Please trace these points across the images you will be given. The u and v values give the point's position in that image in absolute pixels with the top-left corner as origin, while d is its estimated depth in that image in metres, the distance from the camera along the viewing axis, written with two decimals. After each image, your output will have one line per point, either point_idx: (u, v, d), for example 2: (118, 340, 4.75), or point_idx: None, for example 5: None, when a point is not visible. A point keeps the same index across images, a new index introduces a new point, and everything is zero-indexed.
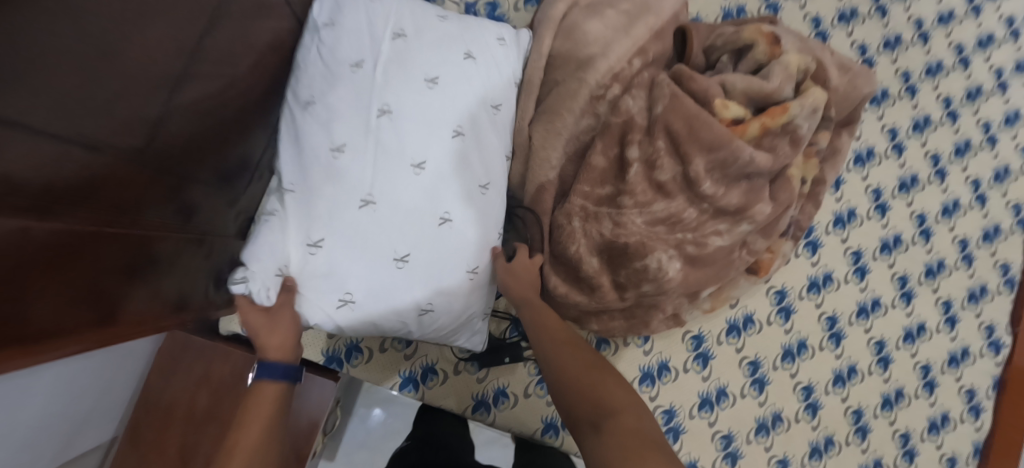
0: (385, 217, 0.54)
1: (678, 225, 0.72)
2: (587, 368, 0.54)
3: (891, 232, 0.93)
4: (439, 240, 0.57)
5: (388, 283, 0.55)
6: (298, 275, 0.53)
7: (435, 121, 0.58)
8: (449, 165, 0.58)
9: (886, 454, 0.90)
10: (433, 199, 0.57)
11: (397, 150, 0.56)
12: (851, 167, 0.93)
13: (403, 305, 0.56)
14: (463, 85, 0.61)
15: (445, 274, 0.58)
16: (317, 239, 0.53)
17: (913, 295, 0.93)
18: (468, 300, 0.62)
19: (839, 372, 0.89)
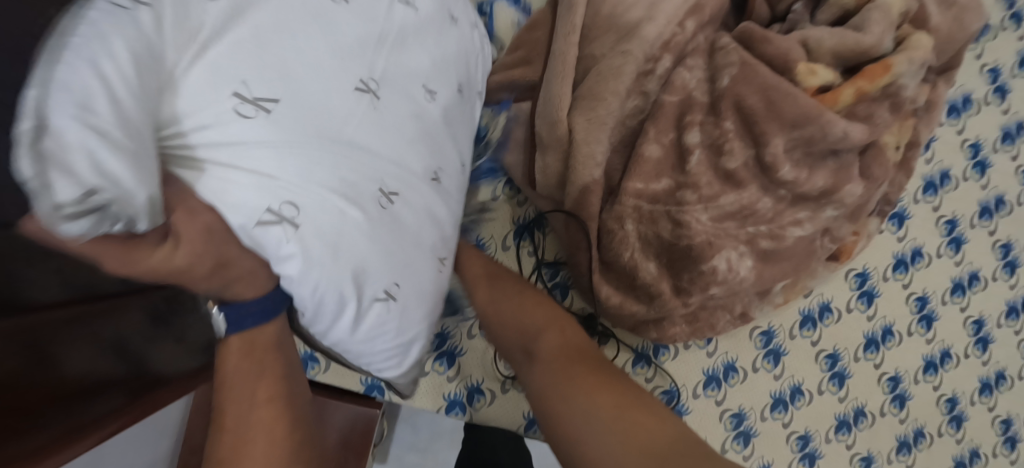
0: (385, 127, 0.35)
1: (752, 218, 0.60)
2: (513, 298, 0.59)
3: (992, 193, 0.80)
4: (428, 204, 0.40)
5: (377, 238, 0.35)
6: (205, 159, 0.27)
7: (448, 58, 0.42)
8: (449, 116, 0.43)
9: (984, 444, 0.81)
10: (432, 144, 0.40)
11: (409, 52, 0.38)
12: (945, 121, 0.79)
13: (376, 278, 0.35)
14: (472, 43, 0.48)
15: (421, 253, 0.40)
16: (265, 102, 0.28)
17: (1018, 264, 0.81)
18: (427, 308, 0.43)
19: (931, 358, 0.79)
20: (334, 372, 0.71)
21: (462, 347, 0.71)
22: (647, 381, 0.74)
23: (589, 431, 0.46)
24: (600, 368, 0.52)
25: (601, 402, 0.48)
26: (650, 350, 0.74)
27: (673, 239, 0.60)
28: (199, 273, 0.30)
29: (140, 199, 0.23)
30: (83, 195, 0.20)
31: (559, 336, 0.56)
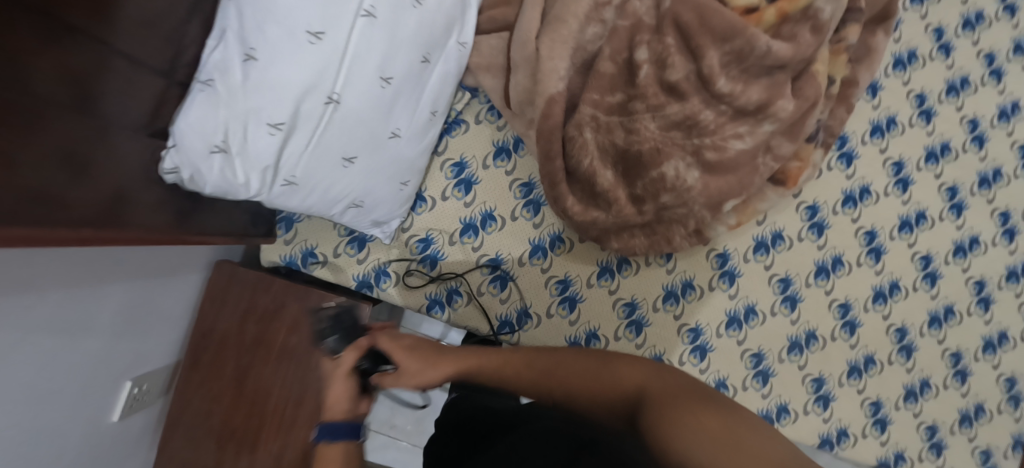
0: (344, 118, 0.62)
1: (694, 132, 0.70)
2: (584, 363, 0.53)
3: (937, 140, 0.87)
4: (383, 150, 0.68)
5: (338, 177, 0.65)
6: (251, 154, 0.57)
7: (406, 44, 0.65)
8: (407, 86, 0.67)
9: (935, 375, 0.86)
10: (388, 115, 0.66)
11: (365, 58, 0.61)
12: (891, 72, 0.87)
13: (339, 195, 0.67)
14: (439, 14, 0.67)
15: (382, 181, 0.70)
16: (276, 123, 0.57)
17: (964, 207, 0.87)
18: (392, 206, 0.74)
19: (880, 289, 0.85)
20: (330, 269, 0.80)
21: (444, 251, 0.79)
22: (610, 293, 0.82)
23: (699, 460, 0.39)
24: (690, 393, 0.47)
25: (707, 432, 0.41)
26: (614, 264, 0.82)
27: (627, 146, 0.70)
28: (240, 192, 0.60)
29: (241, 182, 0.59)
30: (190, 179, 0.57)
31: (630, 372, 0.51)
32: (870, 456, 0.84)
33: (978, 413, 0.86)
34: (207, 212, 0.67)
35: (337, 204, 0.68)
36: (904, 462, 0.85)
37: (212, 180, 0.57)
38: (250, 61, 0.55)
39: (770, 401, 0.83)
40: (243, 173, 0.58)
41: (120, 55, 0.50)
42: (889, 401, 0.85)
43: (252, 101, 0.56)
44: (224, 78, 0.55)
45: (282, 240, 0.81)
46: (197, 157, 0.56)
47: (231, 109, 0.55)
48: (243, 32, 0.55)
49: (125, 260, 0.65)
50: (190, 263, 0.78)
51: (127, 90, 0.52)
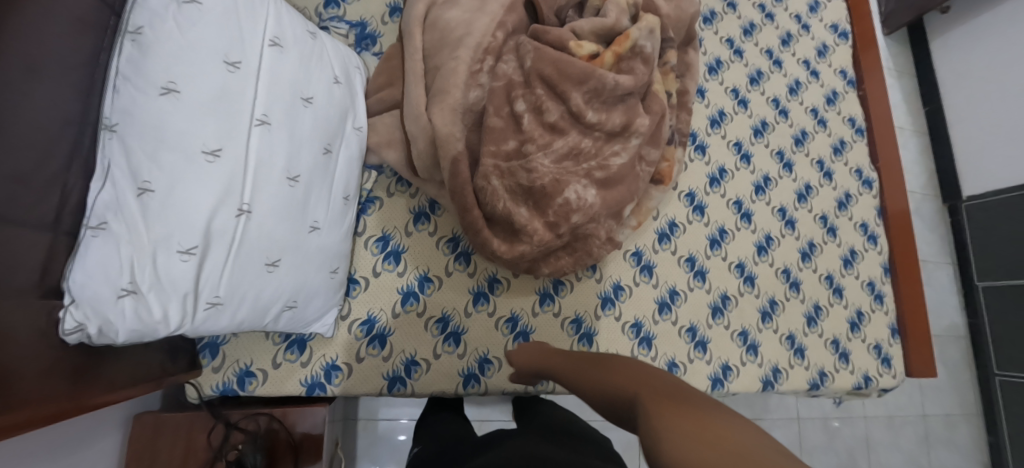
0: (260, 224, 0.62)
1: (583, 158, 0.81)
2: (595, 369, 0.63)
3: (757, 119, 1.09)
4: (306, 244, 0.69)
5: (265, 285, 0.64)
6: (168, 285, 0.55)
7: (306, 141, 0.68)
8: (315, 179, 0.70)
9: (821, 298, 1.04)
10: (304, 210, 0.68)
11: (268, 163, 0.63)
12: (708, 77, 1.08)
13: (269, 301, 0.65)
14: (329, 107, 0.72)
15: (311, 275, 0.70)
16: (189, 247, 0.56)
17: (792, 164, 1.09)
18: (327, 297, 0.73)
19: (760, 244, 1.02)
20: (273, 382, 0.75)
21: (391, 326, 0.80)
22: (555, 315, 0.88)
23: (663, 436, 0.42)
24: (676, 396, 0.49)
25: (679, 424, 0.43)
26: (551, 288, 0.89)
27: (532, 182, 0.79)
28: (160, 331, 0.57)
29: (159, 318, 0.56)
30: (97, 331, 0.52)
31: (632, 376, 0.57)
32: (802, 381, 0.99)
33: (861, 318, 1.06)
34: (111, 362, 0.60)
35: (272, 311, 0.66)
36: (828, 377, 1.00)
37: (127, 326, 0.53)
38: (146, 192, 0.54)
39: (715, 364, 0.94)
40: (159, 308, 0.55)
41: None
42: (798, 331, 1.01)
43: (161, 233, 0.54)
44: (120, 216, 0.53)
45: (210, 369, 0.74)
46: (103, 304, 0.52)
47: (135, 245, 0.53)
48: (133, 165, 0.54)
49: (25, 449, 0.55)
50: (100, 428, 0.68)
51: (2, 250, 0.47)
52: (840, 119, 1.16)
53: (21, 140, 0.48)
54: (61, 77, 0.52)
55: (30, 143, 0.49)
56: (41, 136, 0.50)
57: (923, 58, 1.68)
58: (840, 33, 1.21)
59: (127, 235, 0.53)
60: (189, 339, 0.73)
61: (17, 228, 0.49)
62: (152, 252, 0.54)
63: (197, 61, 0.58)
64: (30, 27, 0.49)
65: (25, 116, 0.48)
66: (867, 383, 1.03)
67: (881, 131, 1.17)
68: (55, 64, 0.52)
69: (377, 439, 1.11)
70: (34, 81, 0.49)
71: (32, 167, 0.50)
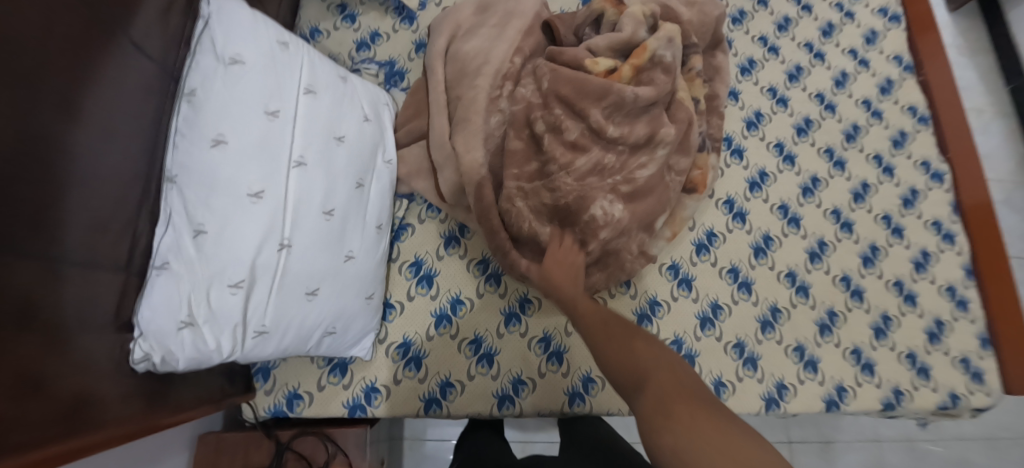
0: (300, 257, 0.67)
1: (606, 173, 0.81)
2: (620, 347, 0.64)
3: (800, 117, 1.03)
4: (343, 273, 0.73)
5: (306, 314, 0.68)
6: (222, 317, 0.61)
7: (341, 177, 0.73)
8: (350, 211, 0.74)
9: (890, 307, 0.95)
10: (341, 241, 0.72)
11: (306, 200, 0.68)
12: (742, 80, 1.04)
13: (311, 329, 0.70)
14: (361, 143, 0.77)
15: (349, 302, 0.74)
16: (239, 281, 0.61)
17: (844, 161, 1.01)
18: (364, 323, 0.77)
19: (812, 250, 0.96)
20: (318, 404, 0.79)
21: (426, 349, 0.82)
22: None
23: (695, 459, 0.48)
24: (688, 402, 0.54)
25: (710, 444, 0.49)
26: None
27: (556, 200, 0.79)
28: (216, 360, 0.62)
29: (216, 349, 0.61)
30: (162, 362, 0.58)
31: (652, 367, 0.60)
32: (873, 400, 0.89)
33: (941, 328, 0.94)
34: (181, 385, 0.68)
35: (314, 336, 0.71)
36: (904, 395, 0.90)
37: (186, 356, 0.59)
38: (200, 234, 0.60)
39: (767, 383, 0.88)
40: (214, 338, 0.61)
41: (81, 263, 0.54)
42: (864, 344, 0.92)
43: (213, 270, 0.60)
44: (180, 258, 0.59)
45: (263, 392, 0.79)
46: (166, 336, 0.58)
47: (192, 283, 0.59)
48: (189, 211, 0.60)
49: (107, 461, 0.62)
50: (171, 446, 0.75)
51: (86, 290, 0.54)
52: (899, 108, 1.06)
53: (100, 193, 0.56)
54: (134, 136, 0.60)
55: (107, 196, 0.57)
56: (116, 190, 0.58)
57: (999, 33, 1.51)
58: (891, 17, 1.12)
59: (185, 274, 0.59)
60: (245, 363, 0.79)
61: (97, 270, 0.56)
62: (206, 287, 0.60)
63: (241, 113, 0.64)
64: (110, 95, 0.57)
65: (104, 172, 0.56)
66: (955, 402, 0.90)
67: (951, 117, 1.05)
68: (128, 125, 0.59)
69: (424, 459, 1.14)
70: (111, 143, 0.57)
71: (111, 217, 0.57)
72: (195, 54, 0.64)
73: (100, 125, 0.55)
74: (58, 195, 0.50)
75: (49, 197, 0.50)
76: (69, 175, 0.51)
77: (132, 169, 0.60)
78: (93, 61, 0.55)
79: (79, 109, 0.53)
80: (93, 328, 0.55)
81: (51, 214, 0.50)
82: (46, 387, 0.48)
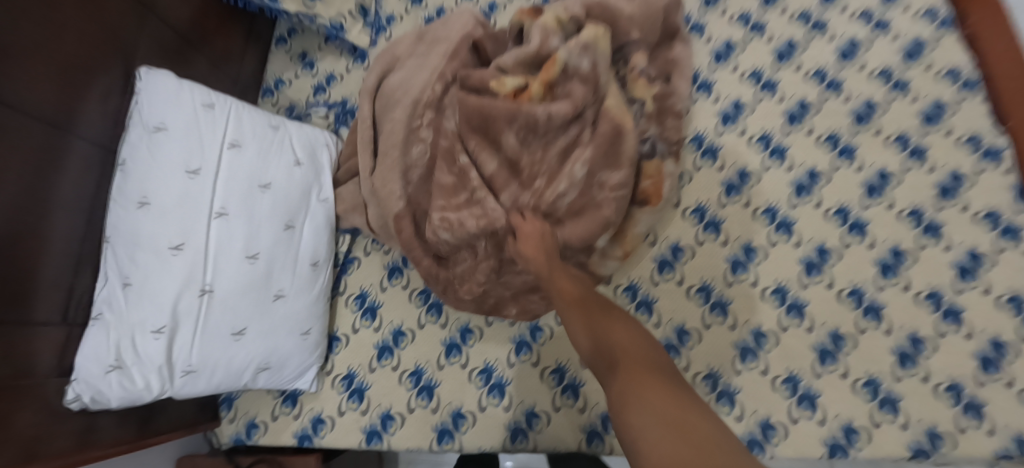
0: (222, 300, 0.72)
1: (530, 196, 0.75)
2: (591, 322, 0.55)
3: (792, 102, 0.88)
4: (272, 312, 0.77)
5: (233, 353, 0.73)
6: (147, 359, 0.67)
7: (266, 222, 0.77)
8: (276, 254, 0.78)
9: (922, 327, 0.75)
10: (268, 282, 0.77)
11: (227, 247, 0.73)
12: (716, 68, 0.92)
13: (241, 366, 0.74)
14: (290, 187, 0.81)
15: (280, 339, 0.78)
16: (160, 327, 0.68)
17: (853, 149, 0.84)
18: (302, 358, 0.80)
19: (808, 260, 0.80)
20: (272, 432, 0.84)
21: (368, 380, 0.84)
22: (534, 365, 0.81)
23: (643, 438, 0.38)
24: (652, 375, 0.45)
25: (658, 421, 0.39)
26: (528, 336, 0.83)
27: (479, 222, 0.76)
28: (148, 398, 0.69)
29: (144, 388, 0.68)
30: (98, 402, 0.66)
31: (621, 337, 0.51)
32: (896, 446, 0.71)
33: (1000, 352, 0.72)
34: (165, 411, 0.78)
35: (247, 372, 0.75)
36: (944, 440, 0.70)
37: (115, 395, 0.66)
38: (127, 287, 0.67)
39: (748, 422, 0.75)
40: (142, 378, 0.67)
41: (34, 319, 0.63)
42: (884, 375, 0.74)
43: (138, 318, 0.67)
44: (111, 309, 0.67)
45: (228, 420, 0.87)
46: (96, 379, 0.65)
47: (119, 331, 0.67)
48: (119, 267, 0.68)
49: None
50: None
51: (44, 341, 0.64)
52: (932, 75, 0.86)
53: (49, 257, 0.65)
54: (78, 203, 0.69)
55: (55, 259, 0.66)
56: (60, 252, 0.67)
57: None
58: None
59: (113, 323, 0.67)
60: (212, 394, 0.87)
61: (48, 323, 0.65)
62: (131, 333, 0.67)
63: (162, 175, 0.71)
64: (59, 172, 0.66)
65: (53, 240, 0.66)
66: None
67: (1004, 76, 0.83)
68: (73, 195, 0.68)
69: None
70: (60, 212, 0.67)
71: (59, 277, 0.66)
72: (127, 127, 0.72)
73: (53, 202, 0.65)
74: (14, 265, 0.60)
75: (15, 269, 0.60)
76: (15, 248, 0.60)
77: (77, 232, 0.69)
78: (46, 149, 0.65)
79: (43, 193, 0.64)
80: (46, 373, 0.64)
81: (16, 282, 0.60)
82: (22, 422, 0.59)
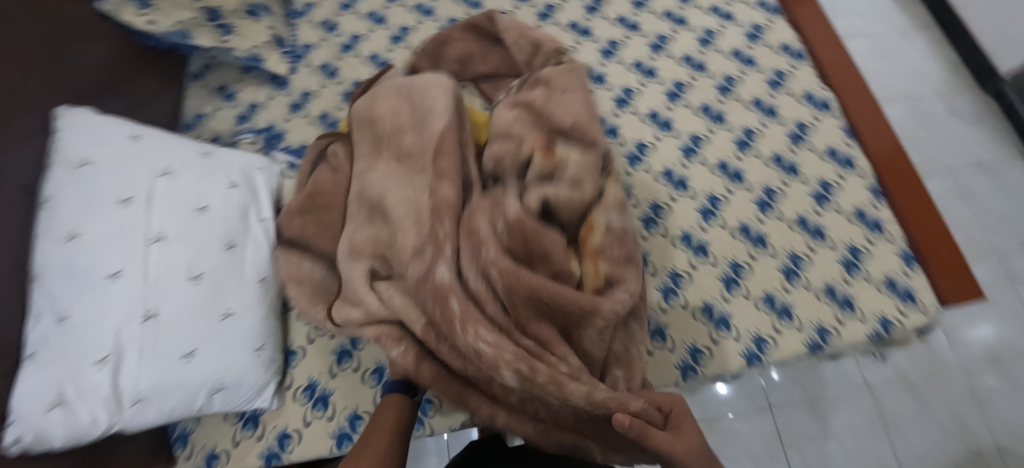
0: (169, 323, 0.71)
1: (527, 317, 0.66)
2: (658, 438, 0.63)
3: (670, 83, 1.05)
4: (222, 330, 0.75)
5: (184, 376, 0.71)
6: (92, 391, 0.65)
7: (207, 242, 0.78)
8: (221, 272, 0.78)
9: (798, 247, 0.91)
10: (216, 300, 0.76)
11: (169, 270, 0.73)
12: (607, 61, 1.09)
13: (194, 389, 0.72)
14: (227, 208, 0.82)
15: (235, 357, 0.75)
16: (104, 356, 0.66)
17: (723, 114, 1.02)
18: (258, 375, 0.78)
19: (704, 208, 0.94)
20: (235, 460, 0.82)
21: (330, 387, 0.85)
22: None
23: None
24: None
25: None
26: None
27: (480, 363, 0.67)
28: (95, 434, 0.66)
29: (90, 421, 0.65)
30: (40, 443, 0.64)
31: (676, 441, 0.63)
32: (798, 347, 0.84)
33: (858, 255, 0.89)
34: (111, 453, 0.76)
35: (201, 395, 0.73)
36: (832, 333, 0.84)
37: (59, 433, 0.64)
38: (62, 321, 0.66)
39: (679, 352, 0.85)
40: (87, 413, 0.65)
41: None
42: (777, 289, 0.88)
43: (77, 350, 0.66)
44: (48, 347, 0.65)
45: (183, 458, 0.83)
46: (38, 419, 0.63)
47: (59, 367, 0.65)
48: (52, 302, 0.67)
49: None
50: None
51: None
52: (773, 50, 1.08)
53: None
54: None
55: None
56: None
57: None
58: None
59: (51, 359, 0.65)
60: (164, 432, 0.83)
61: None
62: (72, 367, 0.65)
63: (91, 207, 0.71)
64: None
65: None
66: (888, 329, 0.84)
67: (826, 50, 1.08)
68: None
69: None
70: None
71: None
72: (48, 166, 0.73)
73: None
74: None
75: None
76: None
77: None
78: None
79: None
80: None
81: None
82: None
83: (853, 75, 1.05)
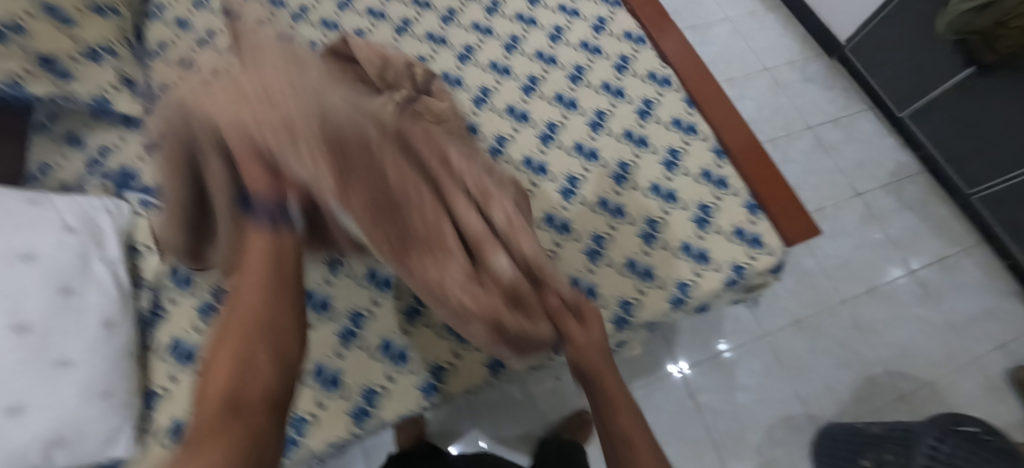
0: None
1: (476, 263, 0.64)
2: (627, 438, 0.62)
3: (525, 79, 1.10)
4: (59, 383, 0.71)
5: (13, 437, 0.65)
6: None
7: (36, 291, 0.72)
8: (54, 321, 0.73)
9: (654, 211, 0.96)
10: (49, 352, 0.71)
11: None
12: (463, 66, 1.12)
13: (26, 450, 0.67)
14: (60, 254, 0.77)
15: (75, 408, 0.72)
16: None
17: (575, 100, 1.08)
18: (106, 423, 0.74)
19: (563, 188, 0.98)
20: None
21: None
22: (363, 348, 0.85)
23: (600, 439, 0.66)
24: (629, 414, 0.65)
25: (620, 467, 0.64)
26: (352, 324, 0.86)
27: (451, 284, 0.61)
28: None
29: None
30: None
31: (606, 387, 0.66)
32: (662, 303, 0.89)
33: (707, 211, 0.97)
34: None
35: (35, 456, 0.68)
36: (691, 286, 0.91)
37: None
38: None
39: None
40: None
41: None
42: (637, 254, 0.92)
43: None
44: None
45: None
46: None
47: None
48: None
49: None
50: None
51: None
52: (616, 38, 1.16)
53: None
54: None
55: None
56: None
57: None
58: None
59: None
60: None
61: None
62: None
63: None
64: None
65: None
66: (740, 273, 0.92)
67: (662, 33, 1.17)
68: None
69: None
70: None
71: None
72: None
73: None
74: None
75: None
76: None
77: None
78: None
79: None
80: None
81: None
82: None
83: (687, 52, 1.15)
